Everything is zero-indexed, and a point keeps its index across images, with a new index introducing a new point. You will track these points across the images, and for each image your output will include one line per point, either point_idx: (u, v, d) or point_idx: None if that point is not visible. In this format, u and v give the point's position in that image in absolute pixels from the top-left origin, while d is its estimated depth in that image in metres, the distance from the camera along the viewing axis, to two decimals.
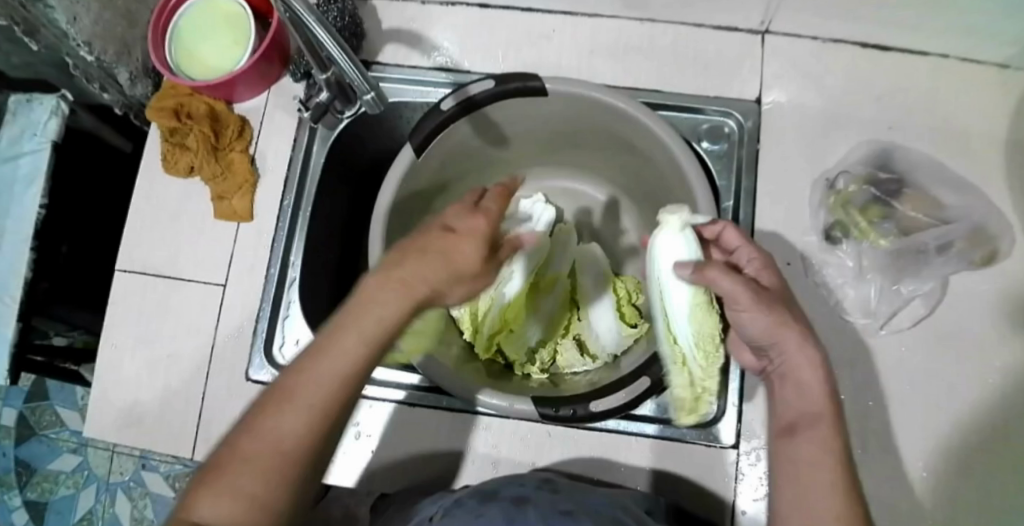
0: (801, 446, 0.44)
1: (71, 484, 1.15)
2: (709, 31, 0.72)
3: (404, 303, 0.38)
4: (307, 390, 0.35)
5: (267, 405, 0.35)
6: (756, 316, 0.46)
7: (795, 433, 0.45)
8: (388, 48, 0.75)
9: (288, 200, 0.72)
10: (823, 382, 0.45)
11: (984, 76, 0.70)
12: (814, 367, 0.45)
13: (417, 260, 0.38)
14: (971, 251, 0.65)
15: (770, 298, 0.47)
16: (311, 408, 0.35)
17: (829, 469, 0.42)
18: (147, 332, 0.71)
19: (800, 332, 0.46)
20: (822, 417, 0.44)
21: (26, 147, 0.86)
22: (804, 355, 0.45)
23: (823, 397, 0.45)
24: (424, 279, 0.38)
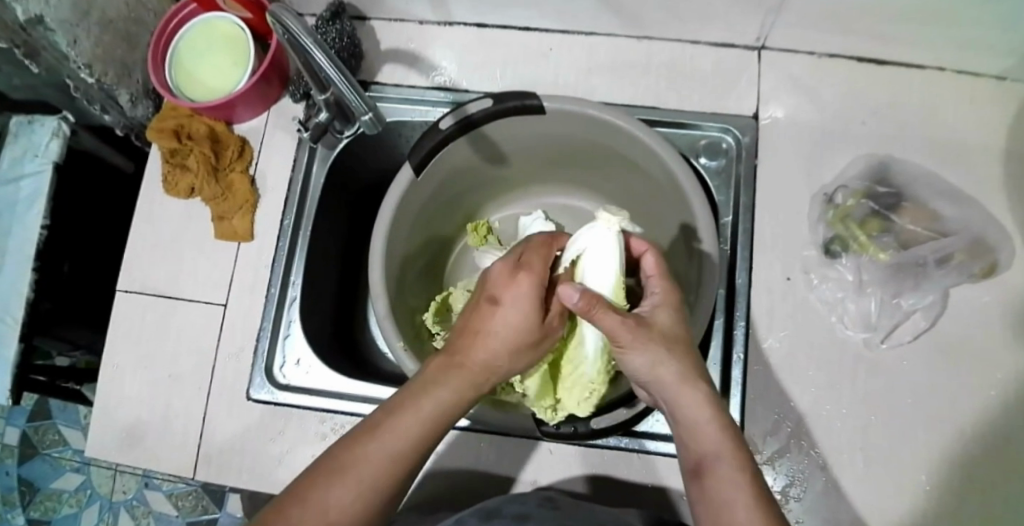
0: (713, 483, 0.41)
1: (73, 503, 1.14)
2: (706, 48, 0.73)
3: (469, 375, 0.45)
4: (390, 444, 0.41)
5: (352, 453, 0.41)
6: (638, 352, 0.45)
7: (706, 471, 0.42)
8: (388, 67, 0.75)
9: (288, 220, 0.73)
10: (715, 412, 0.44)
11: (980, 89, 0.71)
12: (701, 399, 0.44)
13: (485, 338, 0.45)
14: (971, 263, 0.65)
15: (652, 332, 0.46)
16: (388, 461, 0.41)
17: (744, 503, 0.39)
18: (148, 352, 0.71)
19: (681, 366, 0.45)
20: (722, 450, 0.42)
21: (26, 169, 0.87)
22: (689, 389, 0.44)
23: (722, 429, 0.43)
24: (486, 354, 0.45)
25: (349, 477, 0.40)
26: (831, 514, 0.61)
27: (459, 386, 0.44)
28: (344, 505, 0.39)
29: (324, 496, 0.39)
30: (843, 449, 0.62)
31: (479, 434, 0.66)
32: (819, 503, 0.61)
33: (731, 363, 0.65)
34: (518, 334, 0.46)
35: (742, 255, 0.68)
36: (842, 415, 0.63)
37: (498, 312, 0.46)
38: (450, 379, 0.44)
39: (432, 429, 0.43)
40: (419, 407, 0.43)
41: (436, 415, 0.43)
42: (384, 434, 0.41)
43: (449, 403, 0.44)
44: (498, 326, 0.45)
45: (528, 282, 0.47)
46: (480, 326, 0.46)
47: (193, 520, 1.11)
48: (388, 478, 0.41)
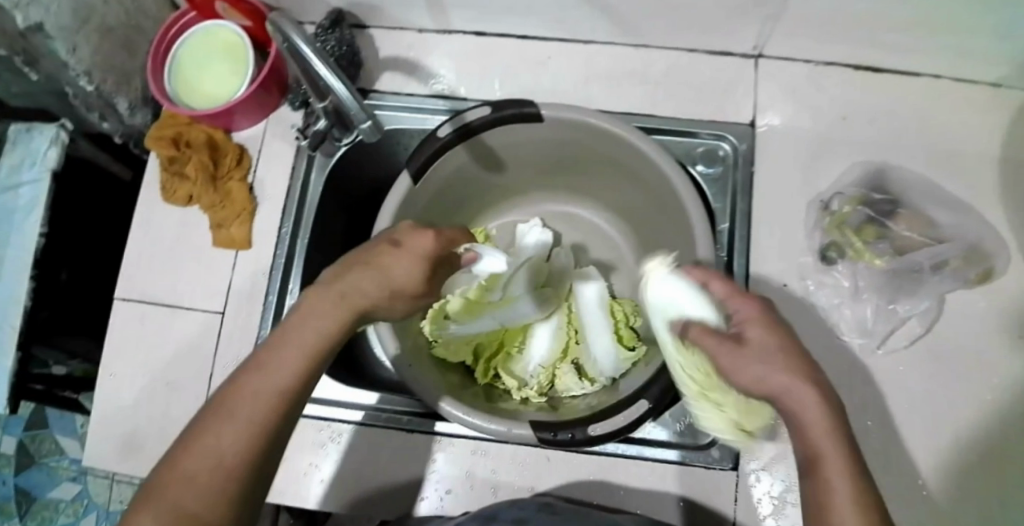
0: (823, 490, 0.37)
1: (70, 512, 1.14)
2: (703, 56, 0.73)
3: (344, 309, 0.44)
4: (262, 377, 0.40)
5: (227, 395, 0.40)
6: (740, 370, 0.42)
7: (817, 475, 0.38)
8: (386, 76, 0.76)
9: (286, 227, 0.73)
10: (828, 410, 0.39)
11: (976, 96, 0.71)
12: (812, 395, 0.39)
13: (361, 274, 0.46)
14: (967, 270, 0.66)
15: (746, 351, 0.42)
16: (265, 394, 0.40)
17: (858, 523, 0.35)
18: (146, 360, 0.71)
19: (789, 371, 0.40)
20: (830, 462, 0.37)
21: (26, 177, 0.86)
22: (799, 390, 0.40)
23: (832, 441, 0.38)
24: (365, 290, 0.45)
25: (228, 416, 0.39)
26: None
27: (337, 312, 0.44)
28: (229, 440, 0.38)
29: (207, 438, 0.38)
30: None
31: (478, 440, 0.66)
32: None
33: None
34: (400, 278, 0.47)
35: (740, 262, 0.68)
36: None
37: (386, 254, 0.47)
38: (325, 307, 0.44)
39: (314, 357, 0.42)
40: (299, 340, 0.42)
41: (308, 343, 0.42)
42: (258, 368, 0.41)
43: (329, 331, 0.43)
44: (383, 267, 0.46)
45: (422, 238, 0.49)
46: (361, 266, 0.46)
47: None
48: (272, 410, 0.40)
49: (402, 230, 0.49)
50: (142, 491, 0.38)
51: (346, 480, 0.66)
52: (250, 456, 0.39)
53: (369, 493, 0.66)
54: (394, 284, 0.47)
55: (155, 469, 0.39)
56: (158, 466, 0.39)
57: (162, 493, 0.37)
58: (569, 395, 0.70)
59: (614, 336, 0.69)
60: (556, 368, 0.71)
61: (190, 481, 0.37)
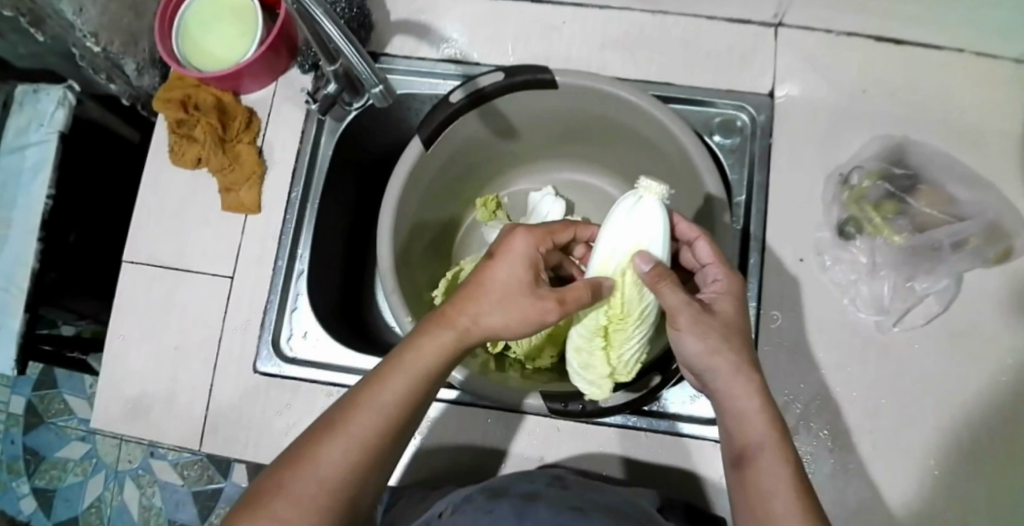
0: (756, 472, 0.42)
1: (79, 471, 1.15)
2: (722, 24, 0.71)
3: (447, 333, 0.45)
4: (373, 399, 0.42)
5: (339, 413, 0.42)
6: (697, 336, 0.45)
7: (749, 457, 0.43)
8: (397, 39, 0.74)
9: (296, 193, 0.72)
10: (765, 402, 0.44)
11: (1001, 71, 0.69)
12: (752, 385, 0.45)
13: (470, 296, 0.45)
14: (986, 248, 0.64)
15: (712, 319, 0.46)
16: (376, 416, 0.42)
17: (782, 495, 0.40)
18: (154, 324, 0.71)
19: (736, 355, 0.45)
20: (766, 443, 0.42)
21: (32, 138, 0.87)
22: (740, 377, 0.45)
23: (768, 425, 0.43)
24: (474, 312, 0.45)
25: (339, 439, 0.41)
26: (839, 497, 0.60)
27: (450, 338, 0.45)
28: (339, 463, 0.40)
29: (317, 457, 0.40)
30: (851, 432, 0.62)
31: (485, 409, 0.66)
32: (827, 485, 0.61)
33: None
34: (501, 293, 0.45)
35: (757, 235, 0.67)
36: (851, 397, 0.63)
37: (490, 271, 0.46)
38: (438, 330, 0.45)
39: (421, 385, 0.44)
40: (409, 364, 0.43)
41: (413, 367, 0.43)
42: (368, 390, 0.43)
43: (436, 356, 0.44)
44: (491, 286, 0.46)
45: (521, 241, 0.47)
46: (475, 286, 0.46)
47: (198, 489, 1.12)
48: (379, 435, 0.42)
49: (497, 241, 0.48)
50: (248, 496, 0.40)
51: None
52: (353, 480, 0.41)
53: None
54: (509, 308, 0.45)
55: (261, 479, 0.41)
56: (264, 476, 0.41)
57: (269, 508, 0.38)
58: None
59: None
60: None
61: (302, 501, 0.39)
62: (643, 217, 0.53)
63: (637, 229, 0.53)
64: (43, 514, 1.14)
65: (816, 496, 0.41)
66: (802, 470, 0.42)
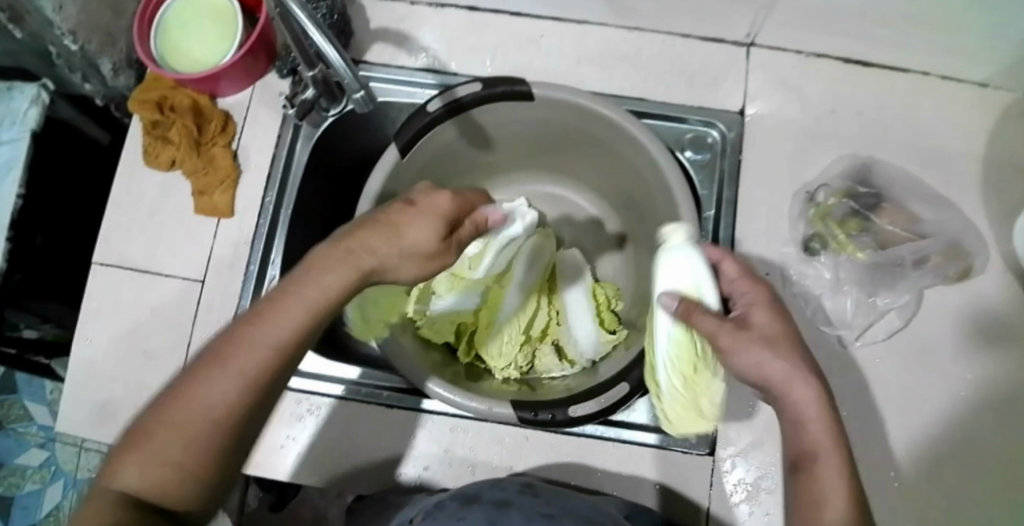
0: (819, 480, 0.42)
1: (37, 479, 1.13)
2: (696, 42, 0.73)
3: (348, 270, 0.43)
4: (262, 337, 0.40)
5: (225, 347, 0.39)
6: (740, 352, 0.45)
7: (810, 463, 0.43)
8: (376, 46, 0.75)
9: (270, 197, 0.72)
10: (823, 406, 0.43)
11: (962, 95, 0.72)
12: (810, 390, 0.44)
13: (371, 230, 0.45)
14: (947, 266, 0.66)
15: (751, 334, 0.45)
16: (264, 351, 0.39)
17: (838, 502, 0.41)
18: (122, 327, 0.70)
19: (787, 363, 0.44)
20: (823, 450, 0.42)
21: (3, 136, 0.85)
22: (798, 385, 0.44)
23: (828, 428, 0.43)
24: (374, 245, 0.44)
25: (221, 372, 0.38)
26: None
27: (350, 277, 0.43)
28: (217, 403, 0.38)
29: (198, 391, 0.38)
30: None
31: (455, 419, 0.66)
32: None
33: None
34: (404, 230, 0.46)
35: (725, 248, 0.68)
36: None
37: (401, 214, 0.46)
38: (337, 269, 0.43)
39: (314, 321, 0.42)
40: (304, 297, 0.41)
41: (307, 303, 0.41)
42: (255, 325, 0.40)
43: (332, 292, 0.42)
44: (399, 226, 0.46)
45: (440, 199, 0.48)
46: (382, 228, 0.45)
47: None
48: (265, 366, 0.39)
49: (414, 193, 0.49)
50: (126, 437, 0.38)
51: (341, 456, 0.66)
52: (237, 416, 0.38)
53: (348, 468, 0.65)
54: (410, 245, 0.46)
55: (141, 414, 0.38)
56: (145, 410, 0.38)
57: (147, 445, 0.36)
58: (549, 376, 0.70)
59: (594, 319, 0.70)
60: (535, 348, 0.71)
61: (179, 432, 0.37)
62: (672, 271, 0.51)
63: (675, 280, 0.51)
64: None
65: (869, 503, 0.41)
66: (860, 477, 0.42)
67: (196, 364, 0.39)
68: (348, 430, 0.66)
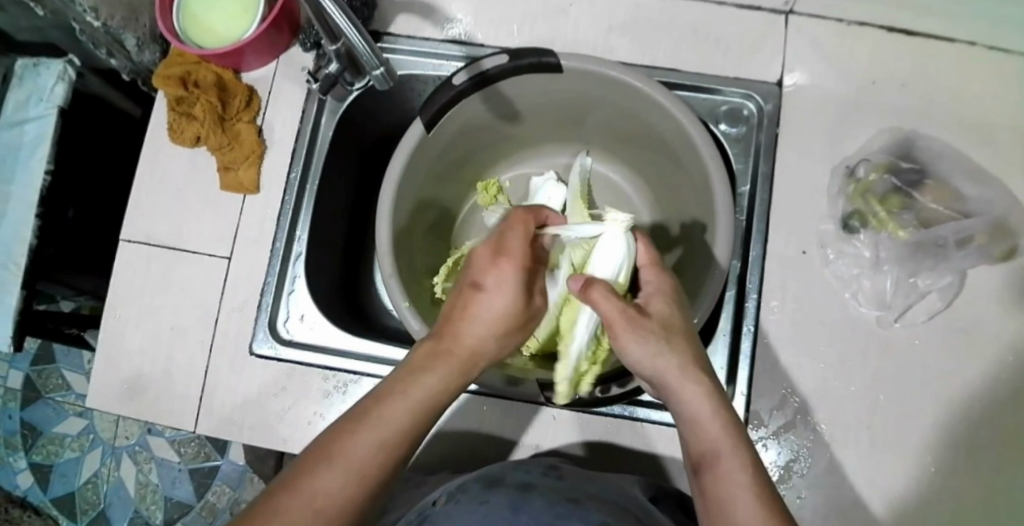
0: (715, 480, 0.39)
1: (76, 447, 1.16)
2: (731, 9, 0.70)
3: (459, 358, 0.43)
4: (392, 417, 0.39)
5: (356, 424, 0.38)
6: (633, 344, 0.44)
7: (709, 463, 0.40)
8: (400, 18, 0.73)
9: (295, 172, 0.71)
10: (715, 403, 0.42)
11: (1011, 66, 0.68)
12: (700, 385, 0.43)
13: (467, 320, 0.45)
14: (991, 246, 0.63)
15: (648, 322, 0.45)
16: (393, 430, 0.39)
17: (744, 500, 0.37)
18: (152, 303, 0.70)
19: (682, 355, 0.44)
20: (725, 445, 0.40)
21: (32, 113, 0.86)
22: (687, 383, 0.43)
23: (723, 424, 0.41)
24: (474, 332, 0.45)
25: (351, 452, 0.37)
26: (833, 492, 0.60)
27: (460, 362, 0.43)
28: (341, 488, 0.36)
29: (322, 472, 0.36)
30: (849, 428, 0.62)
31: (482, 397, 0.66)
32: (822, 480, 0.60)
33: (739, 334, 0.64)
34: (491, 316, 0.45)
35: (759, 226, 0.66)
36: (850, 392, 0.62)
37: (469, 296, 0.46)
38: (451, 354, 0.43)
39: (434, 408, 0.42)
40: (428, 379, 0.41)
41: (428, 388, 0.41)
42: (382, 404, 0.39)
43: (448, 379, 0.42)
44: (482, 311, 0.45)
45: (504, 264, 0.47)
46: (460, 316, 0.45)
47: (195, 466, 1.13)
48: (378, 466, 0.37)
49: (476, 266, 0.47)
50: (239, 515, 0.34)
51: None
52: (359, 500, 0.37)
53: None
54: (499, 323, 0.45)
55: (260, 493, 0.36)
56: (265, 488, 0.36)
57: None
58: None
59: None
60: None
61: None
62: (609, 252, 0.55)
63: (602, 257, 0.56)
64: (40, 489, 1.15)
65: (779, 498, 0.37)
66: (765, 469, 0.39)
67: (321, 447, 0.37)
68: None
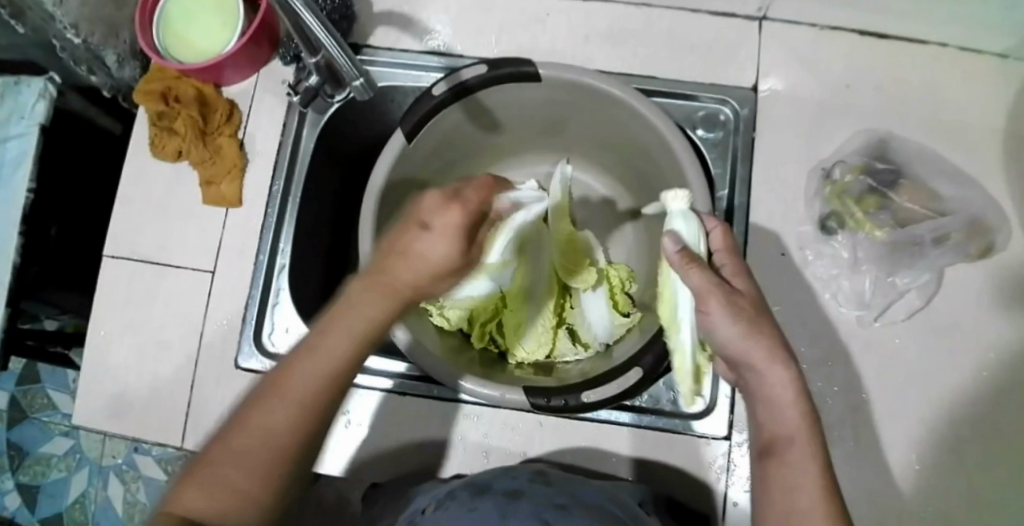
0: (786, 465, 0.40)
1: (63, 467, 1.15)
2: (706, 16, 0.71)
3: (385, 299, 0.38)
4: (311, 370, 0.37)
5: (277, 384, 0.37)
6: (725, 322, 0.43)
7: (783, 447, 0.41)
8: (379, 30, 0.73)
9: (278, 186, 0.72)
10: (799, 391, 0.42)
11: (982, 66, 0.69)
12: (789, 372, 0.42)
13: (400, 261, 0.38)
14: (967, 244, 0.65)
15: (740, 300, 0.44)
16: (320, 378, 0.37)
17: (811, 489, 0.39)
18: (135, 319, 0.70)
19: (769, 340, 0.43)
20: (801, 435, 0.41)
21: (13, 130, 0.85)
22: (776, 367, 0.42)
23: (803, 416, 0.42)
24: (408, 274, 0.38)
25: (279, 404, 0.36)
26: None
27: (386, 304, 0.38)
28: (274, 435, 0.36)
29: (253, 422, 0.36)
30: (834, 427, 0.62)
31: (468, 405, 0.66)
32: None
33: None
34: (426, 253, 0.38)
35: (738, 229, 0.67)
36: (833, 391, 0.63)
37: (411, 234, 0.38)
38: (374, 297, 0.38)
39: (361, 347, 0.38)
40: (350, 321, 0.38)
41: (352, 331, 0.38)
42: (305, 359, 0.37)
43: (373, 322, 0.38)
44: (414, 250, 0.38)
45: (436, 203, 0.38)
46: (397, 253, 0.38)
47: None
48: (319, 398, 0.37)
49: (428, 205, 0.38)
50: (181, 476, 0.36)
51: (352, 445, 0.65)
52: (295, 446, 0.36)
53: (361, 458, 0.65)
54: (439, 254, 0.38)
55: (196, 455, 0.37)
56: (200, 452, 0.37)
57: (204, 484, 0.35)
58: (563, 362, 0.69)
59: (607, 303, 0.68)
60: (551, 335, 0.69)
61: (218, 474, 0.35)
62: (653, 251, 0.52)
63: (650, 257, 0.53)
64: (28, 510, 1.14)
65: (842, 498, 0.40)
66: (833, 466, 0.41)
67: (245, 409, 0.37)
68: (364, 418, 0.66)
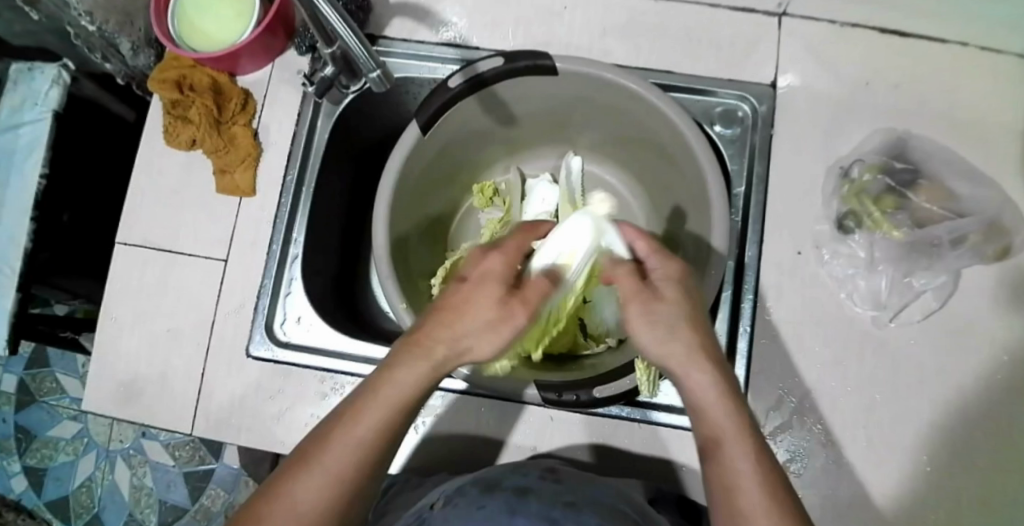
0: (724, 469, 0.38)
1: (70, 450, 1.15)
2: (725, 12, 0.71)
3: (427, 365, 0.41)
4: (352, 436, 0.39)
5: (316, 451, 0.39)
6: (643, 331, 0.42)
7: (720, 453, 0.39)
8: (395, 21, 0.73)
9: (292, 175, 0.71)
10: (724, 388, 0.40)
11: (1004, 67, 0.68)
12: (712, 370, 0.41)
13: (448, 320, 0.41)
14: (985, 246, 0.64)
15: (662, 308, 0.42)
16: (360, 444, 0.39)
17: (752, 490, 0.37)
18: (147, 306, 0.70)
19: (687, 343, 0.41)
20: (736, 435, 0.39)
21: (27, 117, 0.85)
22: (695, 368, 0.41)
23: (736, 414, 0.39)
24: (451, 336, 0.41)
25: (318, 469, 0.38)
26: (829, 492, 0.60)
27: (426, 371, 0.41)
28: (312, 505, 0.38)
29: (292, 491, 0.38)
30: (845, 428, 0.62)
31: (479, 398, 0.66)
32: (819, 480, 0.60)
33: (736, 334, 0.64)
34: (472, 311, 0.42)
35: (754, 227, 0.67)
36: (846, 392, 0.63)
37: (461, 291, 0.42)
38: (413, 363, 0.41)
39: (401, 415, 0.41)
40: (392, 388, 0.40)
41: (392, 399, 0.40)
42: (345, 424, 0.40)
43: (416, 390, 0.41)
44: (462, 305, 0.42)
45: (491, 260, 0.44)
46: (446, 310, 0.42)
47: (189, 471, 1.12)
48: (361, 464, 0.39)
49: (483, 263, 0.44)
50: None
51: None
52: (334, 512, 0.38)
53: None
54: (485, 326, 0.41)
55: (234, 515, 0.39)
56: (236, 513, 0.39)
57: None
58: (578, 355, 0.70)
59: None
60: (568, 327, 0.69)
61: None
62: (576, 234, 0.55)
63: (570, 241, 0.55)
64: (34, 493, 1.14)
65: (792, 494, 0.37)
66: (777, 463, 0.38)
67: (286, 472, 0.39)
68: None
